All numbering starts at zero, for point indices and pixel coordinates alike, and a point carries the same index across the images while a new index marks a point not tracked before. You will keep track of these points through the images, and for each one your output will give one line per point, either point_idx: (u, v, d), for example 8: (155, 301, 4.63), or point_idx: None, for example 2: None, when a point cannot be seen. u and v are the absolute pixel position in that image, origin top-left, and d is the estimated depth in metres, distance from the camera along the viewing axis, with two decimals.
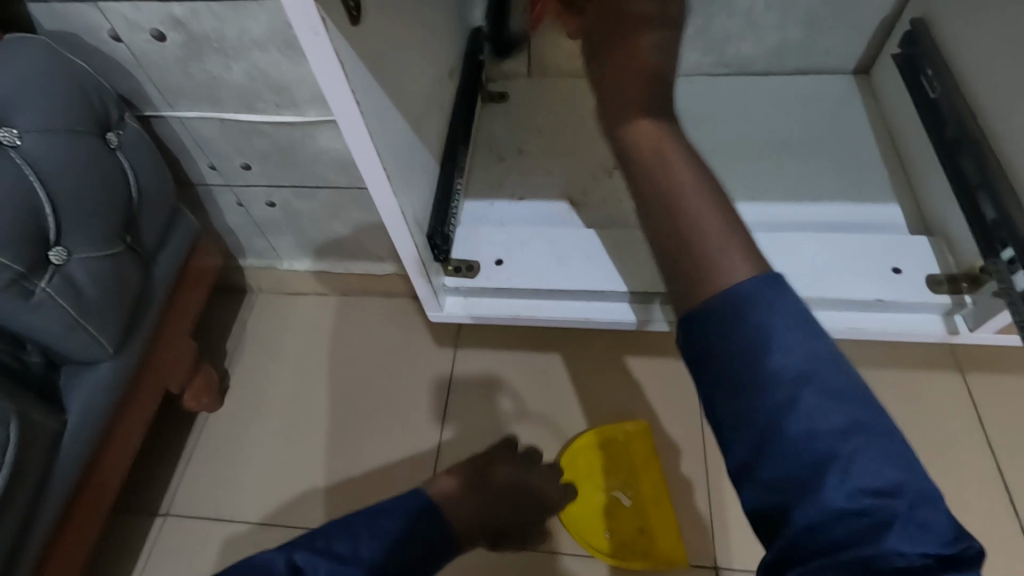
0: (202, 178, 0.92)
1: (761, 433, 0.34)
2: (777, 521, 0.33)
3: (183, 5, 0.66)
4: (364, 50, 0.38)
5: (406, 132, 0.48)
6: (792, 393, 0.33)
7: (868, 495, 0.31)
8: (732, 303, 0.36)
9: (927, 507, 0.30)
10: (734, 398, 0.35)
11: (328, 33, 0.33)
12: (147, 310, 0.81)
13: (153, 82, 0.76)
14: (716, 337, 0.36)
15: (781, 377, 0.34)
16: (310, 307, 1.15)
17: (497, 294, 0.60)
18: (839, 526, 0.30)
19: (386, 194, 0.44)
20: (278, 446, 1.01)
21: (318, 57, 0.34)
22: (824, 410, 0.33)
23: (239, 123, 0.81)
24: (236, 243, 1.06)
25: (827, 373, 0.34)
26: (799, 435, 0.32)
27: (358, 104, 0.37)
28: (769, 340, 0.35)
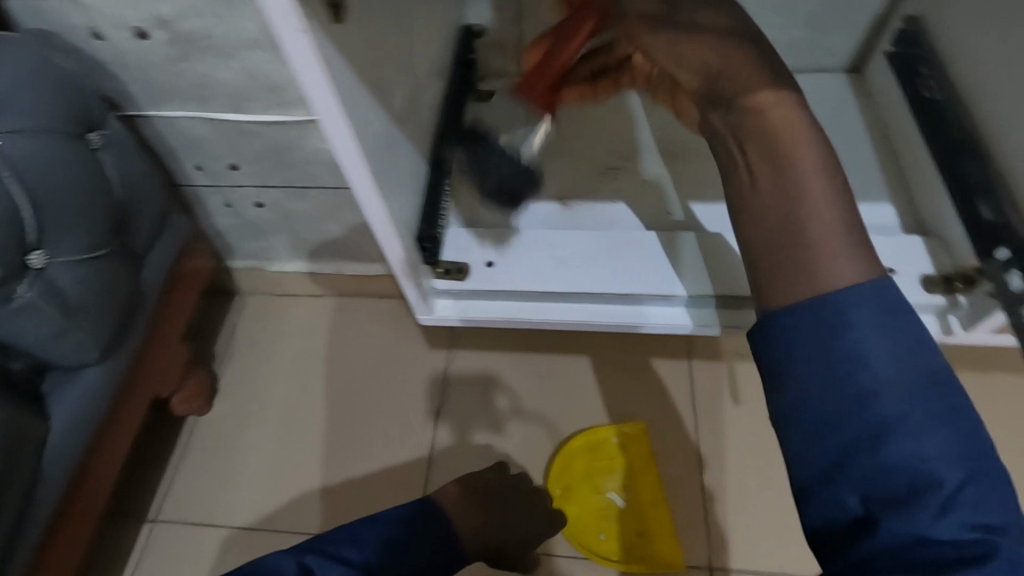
0: (189, 179, 0.91)
1: (858, 444, 0.33)
2: (854, 533, 0.33)
3: (170, 5, 0.65)
4: (350, 48, 0.37)
5: (394, 132, 0.47)
6: (892, 409, 0.33)
7: (966, 526, 0.31)
8: (834, 309, 0.36)
9: (1022, 548, 0.31)
10: (828, 403, 0.35)
11: (310, 31, 0.32)
12: (138, 314, 0.79)
13: (138, 82, 0.75)
14: (816, 343, 0.36)
15: (887, 393, 0.34)
16: (301, 309, 1.13)
17: (488, 297, 0.59)
18: (932, 553, 0.31)
19: (372, 196, 0.43)
20: (270, 451, 1.00)
21: (301, 57, 0.33)
22: (930, 430, 0.33)
23: (227, 124, 0.79)
24: (226, 245, 1.05)
25: (938, 396, 0.34)
26: (901, 454, 0.32)
27: (341, 104, 0.36)
28: (872, 353, 0.35)
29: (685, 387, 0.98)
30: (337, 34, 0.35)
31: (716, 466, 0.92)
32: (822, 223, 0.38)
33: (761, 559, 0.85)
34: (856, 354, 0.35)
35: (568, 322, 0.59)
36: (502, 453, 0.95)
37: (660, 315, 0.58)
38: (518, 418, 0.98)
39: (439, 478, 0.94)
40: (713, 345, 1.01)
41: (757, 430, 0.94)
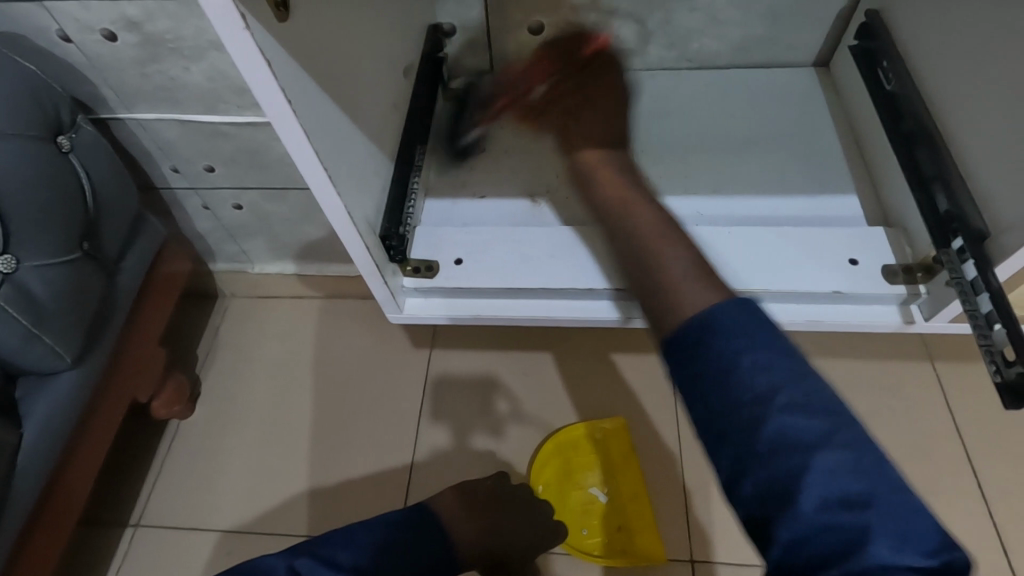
0: (165, 182, 0.90)
1: (736, 449, 0.37)
2: (761, 531, 0.36)
3: (136, 6, 0.65)
4: (300, 47, 0.37)
5: (354, 131, 0.47)
6: (756, 410, 0.36)
7: (841, 507, 0.33)
8: (693, 333, 0.40)
9: (907, 516, 0.33)
10: (703, 418, 0.39)
11: (251, 30, 0.32)
12: (110, 318, 0.79)
13: (109, 84, 0.75)
14: (686, 364, 0.40)
15: (744, 396, 0.37)
16: (282, 310, 1.13)
17: (460, 295, 0.59)
18: (818, 539, 0.33)
19: (330, 194, 0.43)
20: (253, 454, 1.00)
21: (246, 55, 0.33)
22: (789, 423, 0.36)
23: (199, 125, 0.79)
24: (205, 247, 1.05)
25: (793, 389, 0.37)
26: (768, 450, 0.35)
27: (290, 103, 0.36)
28: (730, 363, 0.38)
29: (665, 382, 0.99)
30: (281, 33, 0.35)
31: (697, 460, 0.92)
32: (679, 275, 0.44)
33: (743, 551, 0.86)
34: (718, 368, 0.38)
35: (540, 318, 0.59)
36: (485, 451, 0.95)
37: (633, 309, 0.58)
38: (501, 416, 0.98)
39: (423, 477, 0.95)
40: None
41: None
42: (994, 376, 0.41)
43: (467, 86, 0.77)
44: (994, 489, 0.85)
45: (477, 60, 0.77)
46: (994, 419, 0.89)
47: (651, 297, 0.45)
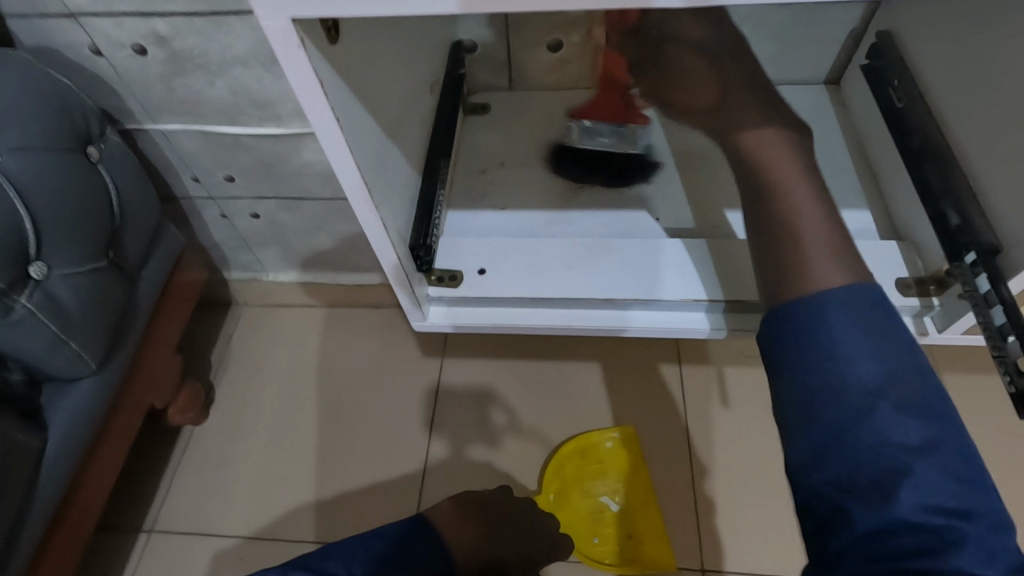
0: (185, 191, 0.92)
1: (833, 435, 0.38)
2: (834, 521, 0.37)
3: (166, 22, 0.67)
4: (345, 69, 0.39)
5: (389, 148, 0.49)
6: (865, 400, 0.37)
7: (938, 513, 0.34)
8: (813, 312, 0.41)
9: (993, 533, 0.34)
10: (804, 400, 0.40)
11: (306, 52, 0.34)
12: (130, 325, 0.80)
13: (135, 97, 0.77)
14: (792, 343, 0.41)
15: (857, 386, 0.38)
16: (296, 317, 1.15)
17: (479, 304, 0.60)
18: (902, 538, 0.34)
19: (368, 208, 0.45)
20: (267, 459, 1.01)
21: (298, 77, 0.35)
22: (899, 423, 0.37)
23: (222, 137, 0.81)
24: (221, 256, 1.06)
25: (906, 387, 0.38)
26: (869, 442, 0.36)
27: (336, 122, 0.38)
28: (843, 355, 0.39)
29: (675, 391, 0.99)
30: (331, 55, 0.37)
31: (710, 470, 0.93)
32: (814, 255, 0.44)
33: (757, 560, 0.87)
34: (830, 350, 0.40)
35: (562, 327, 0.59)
36: (499, 457, 0.96)
37: (654, 321, 0.58)
38: (513, 425, 0.99)
39: (436, 485, 0.96)
40: (703, 350, 1.03)
41: (747, 432, 0.95)
42: (1009, 388, 0.42)
43: (486, 100, 0.80)
44: (1003, 499, 0.85)
45: (495, 75, 0.79)
46: (1001, 427, 0.90)
47: (778, 274, 0.46)
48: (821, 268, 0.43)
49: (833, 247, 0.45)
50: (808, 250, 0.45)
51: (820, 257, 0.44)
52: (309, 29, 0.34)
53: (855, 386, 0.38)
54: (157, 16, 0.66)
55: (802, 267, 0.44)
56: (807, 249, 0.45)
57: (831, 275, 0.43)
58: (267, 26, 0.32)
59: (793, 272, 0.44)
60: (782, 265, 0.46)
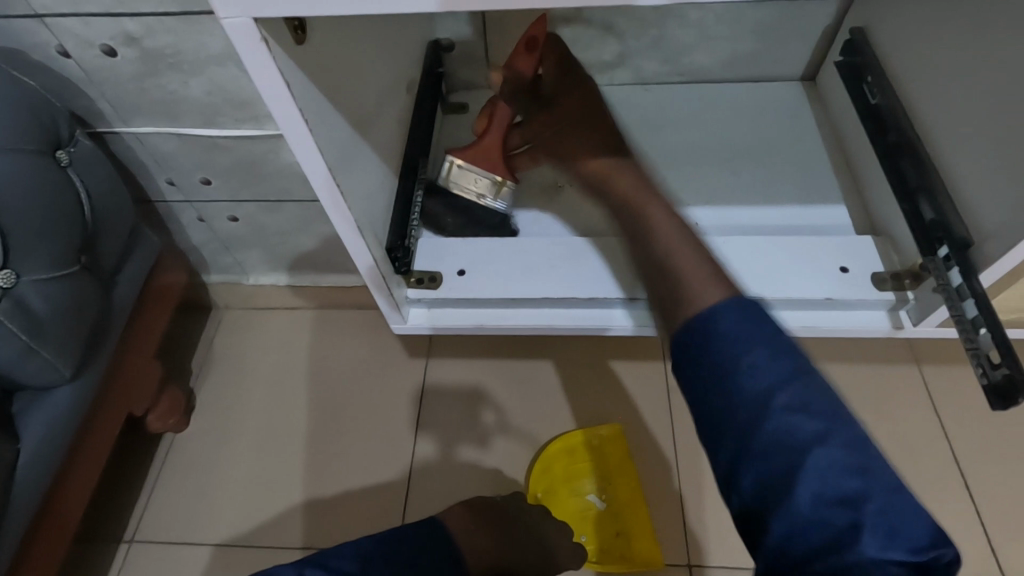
0: (160, 194, 0.91)
1: (735, 444, 0.39)
2: (756, 525, 0.38)
3: (136, 22, 0.65)
4: (314, 69, 0.39)
5: (364, 149, 0.48)
6: (757, 406, 0.39)
7: (837, 504, 0.36)
8: (699, 332, 0.42)
9: (897, 514, 0.35)
10: (708, 414, 0.41)
11: (271, 52, 0.33)
12: (107, 332, 0.78)
13: (106, 98, 0.75)
14: (687, 359, 0.43)
15: (749, 393, 0.40)
16: (279, 321, 1.13)
17: (459, 304, 0.60)
18: (812, 535, 0.36)
19: (341, 211, 0.45)
20: (251, 464, 0.99)
21: (264, 77, 0.35)
22: (792, 422, 0.38)
23: (198, 138, 0.80)
24: (200, 259, 1.05)
25: (794, 385, 0.39)
26: (767, 446, 0.38)
27: (307, 123, 0.38)
28: (733, 364, 0.40)
29: (659, 387, 1.00)
30: (299, 55, 0.36)
31: (695, 465, 0.93)
32: (694, 277, 0.45)
33: (742, 553, 0.87)
34: (721, 360, 0.41)
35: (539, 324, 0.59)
36: (483, 454, 0.96)
37: (629, 318, 0.59)
38: (499, 425, 0.99)
39: (423, 487, 0.95)
40: None
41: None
42: (982, 379, 0.43)
43: (465, 98, 0.79)
44: (981, 488, 0.87)
45: (475, 73, 0.78)
46: (978, 417, 0.92)
47: (661, 298, 0.47)
48: (699, 288, 0.44)
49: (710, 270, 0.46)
50: (686, 276, 0.46)
51: (688, 287, 0.45)
52: (274, 30, 0.33)
53: (746, 394, 0.40)
54: (127, 15, 0.65)
55: (678, 293, 0.45)
56: (686, 277, 0.46)
57: (709, 296, 0.44)
58: (229, 25, 0.32)
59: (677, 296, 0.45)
60: (663, 293, 0.47)
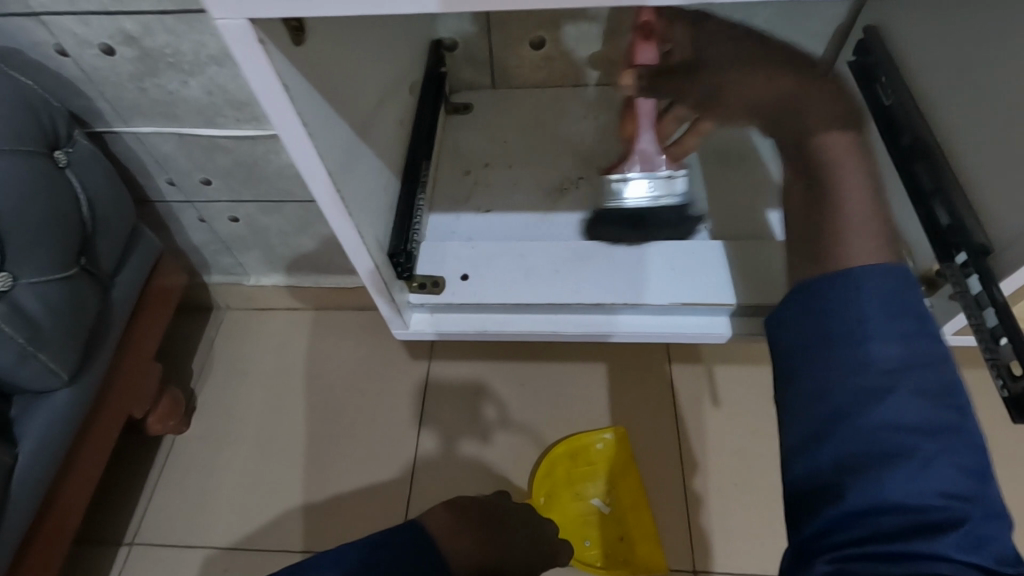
0: (160, 195, 0.90)
1: (836, 412, 0.35)
2: (820, 499, 0.34)
3: (135, 21, 0.65)
4: (313, 72, 0.38)
5: (364, 153, 0.47)
6: (883, 381, 0.34)
7: (935, 500, 0.31)
8: (835, 289, 0.38)
9: (990, 526, 0.31)
10: (813, 376, 0.37)
11: (268, 55, 0.32)
12: (106, 333, 0.78)
13: (105, 98, 0.74)
14: (807, 316, 0.39)
15: (877, 364, 0.35)
16: (280, 321, 1.13)
17: (461, 310, 0.59)
18: (889, 521, 0.31)
19: (340, 216, 0.43)
20: (252, 466, 0.98)
21: (261, 82, 0.33)
22: (911, 404, 0.33)
23: (198, 139, 0.79)
24: (201, 260, 1.04)
25: (928, 370, 0.35)
26: (877, 422, 0.33)
27: (305, 127, 0.36)
28: (868, 331, 0.36)
29: (664, 390, 0.99)
30: (297, 57, 0.35)
31: (701, 469, 0.92)
32: (846, 228, 0.42)
33: (747, 559, 0.86)
34: (856, 320, 0.36)
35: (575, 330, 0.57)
36: (487, 457, 0.95)
37: (684, 328, 0.56)
38: (503, 427, 0.97)
39: (424, 490, 0.94)
40: (692, 349, 1.02)
41: (738, 431, 0.95)
42: (1002, 392, 0.41)
43: (468, 99, 0.78)
44: None
45: (478, 73, 0.77)
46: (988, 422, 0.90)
47: (807, 253, 0.43)
48: (855, 241, 0.41)
49: (872, 221, 0.42)
50: (842, 231, 0.42)
51: (860, 238, 0.41)
52: (271, 31, 0.32)
53: (874, 364, 0.35)
54: (125, 13, 0.64)
55: (832, 243, 0.42)
56: (838, 230, 0.42)
57: (864, 249, 0.40)
58: (224, 27, 0.31)
59: (825, 251, 0.42)
60: (818, 242, 0.43)
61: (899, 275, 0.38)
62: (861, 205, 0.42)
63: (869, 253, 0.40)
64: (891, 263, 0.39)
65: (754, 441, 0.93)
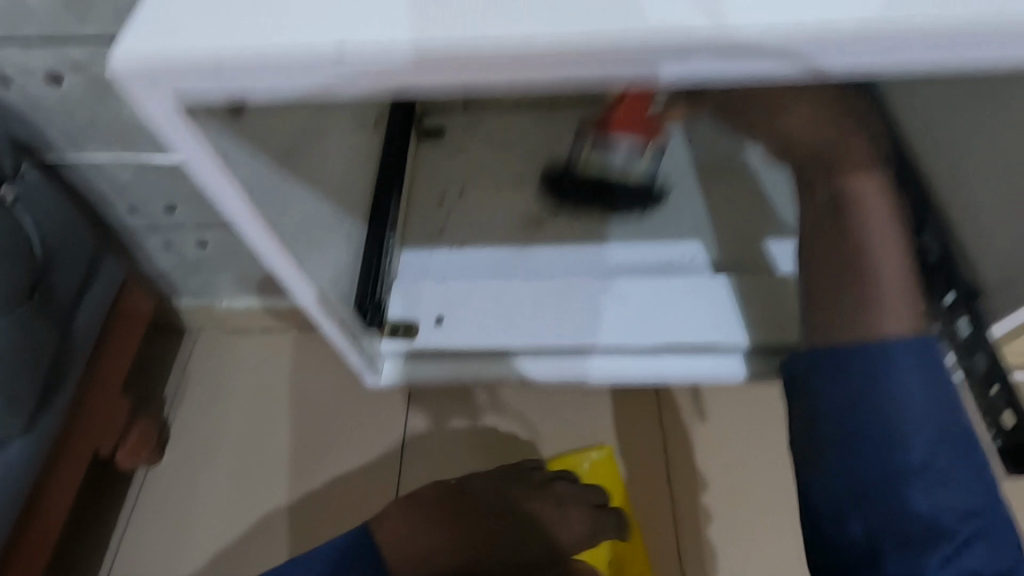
0: (121, 221, 0.85)
1: (882, 487, 0.43)
2: (866, 557, 0.43)
3: (82, 48, 0.61)
4: (256, 139, 0.35)
5: (319, 209, 0.46)
6: (915, 446, 0.43)
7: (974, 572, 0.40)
8: (874, 367, 0.46)
9: None
10: (861, 448, 0.45)
11: (200, 133, 0.30)
12: (66, 374, 0.74)
13: (54, 125, 0.69)
14: (849, 389, 0.47)
15: (917, 445, 0.43)
16: (253, 343, 1.06)
17: (445, 357, 0.59)
18: None
19: (298, 282, 0.42)
20: (228, 499, 0.93)
21: (202, 157, 0.31)
22: (946, 486, 0.42)
23: (159, 166, 0.76)
24: (169, 284, 0.99)
25: (956, 453, 0.43)
26: (920, 503, 0.42)
27: (247, 201, 0.35)
28: (907, 412, 0.44)
29: (651, 404, 0.96)
30: (237, 129, 0.33)
31: (691, 485, 0.90)
32: (882, 287, 0.49)
33: None
34: (891, 389, 0.45)
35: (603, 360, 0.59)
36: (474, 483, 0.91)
37: (673, 365, 0.60)
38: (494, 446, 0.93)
39: None
40: None
41: (724, 445, 0.93)
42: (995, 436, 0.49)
43: (441, 121, 0.76)
44: None
45: None
46: None
47: (836, 298, 0.51)
48: (892, 307, 0.48)
49: (904, 280, 0.50)
50: (879, 294, 0.49)
51: (891, 303, 0.48)
52: (205, 114, 0.30)
53: (913, 446, 0.43)
54: (70, 40, 0.60)
55: (875, 305, 0.48)
56: (874, 292, 0.49)
57: (897, 310, 0.48)
58: (151, 115, 0.29)
59: (857, 305, 0.49)
60: (857, 301, 0.49)
61: (927, 353, 0.46)
62: (887, 262, 0.50)
63: (900, 319, 0.47)
64: (914, 334, 0.47)
65: (739, 456, 0.92)
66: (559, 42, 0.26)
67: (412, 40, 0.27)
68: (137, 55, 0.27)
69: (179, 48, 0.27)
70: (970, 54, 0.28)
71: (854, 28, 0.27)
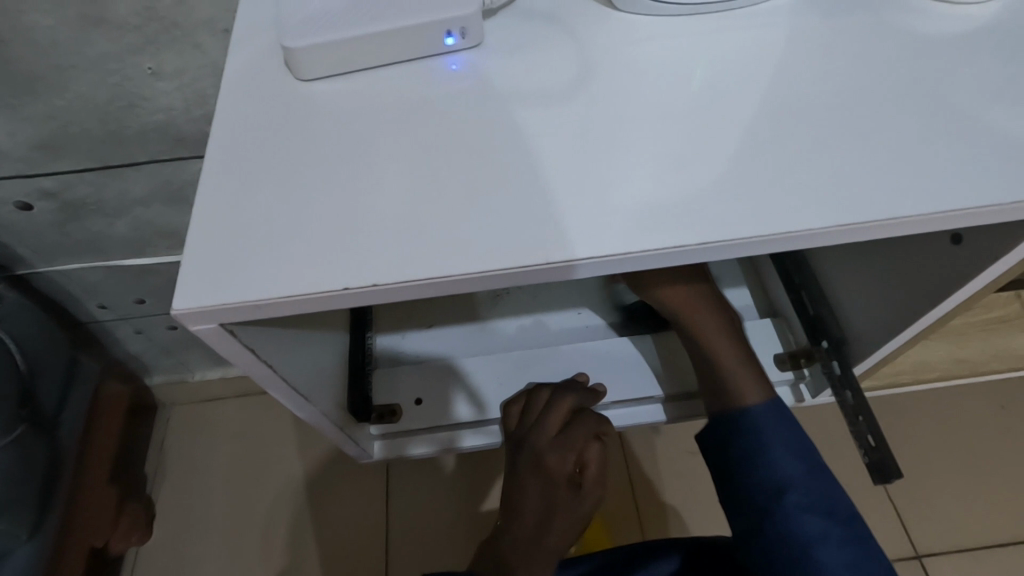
0: (92, 317, 0.88)
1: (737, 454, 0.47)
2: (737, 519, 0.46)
3: (53, 179, 0.66)
4: (269, 321, 0.42)
5: (316, 339, 0.52)
6: (752, 445, 0.46)
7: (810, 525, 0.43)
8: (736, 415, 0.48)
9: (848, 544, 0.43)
10: (721, 436, 0.48)
11: (238, 338, 0.37)
12: (62, 473, 0.78)
13: (26, 244, 0.73)
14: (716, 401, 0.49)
15: (754, 422, 0.47)
16: (229, 412, 1.07)
17: (433, 429, 0.64)
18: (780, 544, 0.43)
19: (302, 404, 0.48)
20: (224, 563, 0.95)
21: (234, 352, 0.38)
22: (781, 461, 0.45)
23: (127, 267, 0.80)
24: (142, 365, 1.02)
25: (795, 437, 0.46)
26: (755, 465, 0.46)
27: (271, 366, 0.41)
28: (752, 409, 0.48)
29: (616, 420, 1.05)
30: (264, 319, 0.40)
31: (664, 496, 0.91)
32: (741, 379, 0.50)
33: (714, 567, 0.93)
34: (759, 448, 0.46)
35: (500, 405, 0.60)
36: (465, 510, 0.95)
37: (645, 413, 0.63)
38: (472, 475, 0.97)
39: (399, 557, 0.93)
40: None
41: (677, 452, 0.94)
42: (865, 459, 0.49)
43: None
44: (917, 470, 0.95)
45: None
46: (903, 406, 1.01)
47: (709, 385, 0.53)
48: (743, 387, 0.50)
49: (752, 373, 0.51)
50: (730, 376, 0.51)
51: (743, 382, 0.50)
52: (243, 322, 0.38)
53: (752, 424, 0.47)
54: (43, 174, 0.65)
55: (729, 388, 0.50)
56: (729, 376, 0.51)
57: (749, 387, 0.50)
58: (202, 335, 0.36)
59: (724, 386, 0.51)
60: (716, 386, 0.52)
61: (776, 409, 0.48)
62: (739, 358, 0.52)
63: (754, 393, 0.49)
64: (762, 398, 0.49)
65: (698, 463, 0.93)
66: (509, 260, 0.35)
67: (413, 278, 0.35)
68: (191, 299, 0.34)
69: (230, 292, 0.34)
70: (809, 236, 0.36)
71: (723, 235, 0.36)
